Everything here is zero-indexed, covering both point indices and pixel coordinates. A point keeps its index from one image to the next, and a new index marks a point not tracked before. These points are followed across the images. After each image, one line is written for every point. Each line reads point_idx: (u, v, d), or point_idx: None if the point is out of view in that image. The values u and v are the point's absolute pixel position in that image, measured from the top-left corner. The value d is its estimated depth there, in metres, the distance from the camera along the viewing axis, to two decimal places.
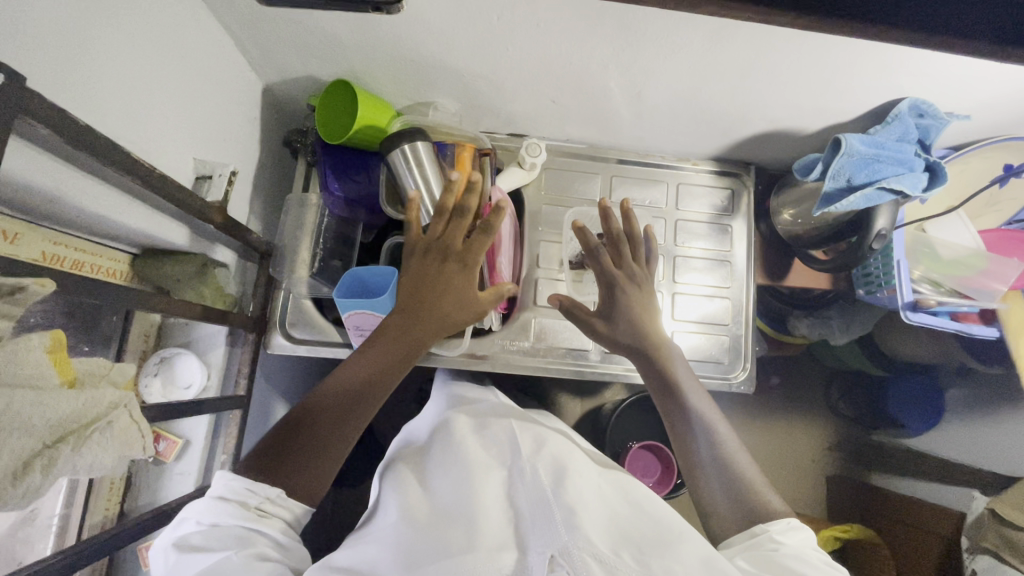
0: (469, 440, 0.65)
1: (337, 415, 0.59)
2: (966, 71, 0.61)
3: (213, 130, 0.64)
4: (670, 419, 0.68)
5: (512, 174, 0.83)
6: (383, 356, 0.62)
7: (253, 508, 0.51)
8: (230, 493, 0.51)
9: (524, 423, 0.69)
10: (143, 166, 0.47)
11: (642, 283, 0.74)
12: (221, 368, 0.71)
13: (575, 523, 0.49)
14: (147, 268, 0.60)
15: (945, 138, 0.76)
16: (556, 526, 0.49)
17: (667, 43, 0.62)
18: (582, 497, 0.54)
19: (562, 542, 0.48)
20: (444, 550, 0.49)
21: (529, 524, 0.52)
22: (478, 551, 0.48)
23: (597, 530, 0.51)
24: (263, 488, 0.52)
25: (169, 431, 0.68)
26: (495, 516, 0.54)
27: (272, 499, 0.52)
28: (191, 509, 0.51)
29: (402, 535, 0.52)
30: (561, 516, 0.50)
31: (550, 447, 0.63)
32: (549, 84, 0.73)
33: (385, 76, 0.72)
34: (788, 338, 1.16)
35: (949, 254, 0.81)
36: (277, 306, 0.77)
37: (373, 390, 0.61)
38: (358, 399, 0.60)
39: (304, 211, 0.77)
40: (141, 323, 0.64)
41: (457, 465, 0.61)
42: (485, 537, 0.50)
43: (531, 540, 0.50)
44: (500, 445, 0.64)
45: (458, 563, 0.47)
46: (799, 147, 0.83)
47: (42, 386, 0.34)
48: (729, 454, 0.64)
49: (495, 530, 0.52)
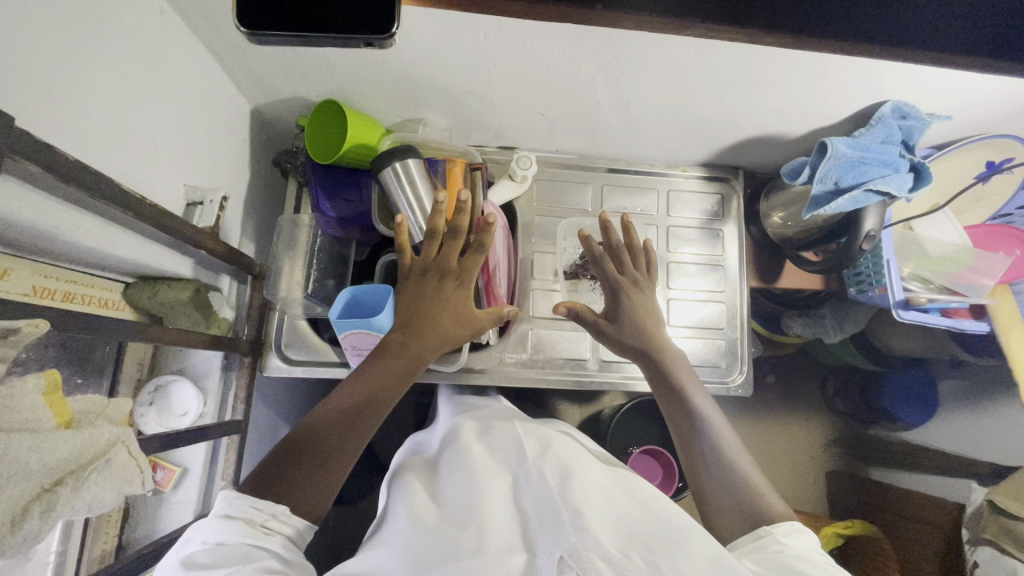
0: (474, 445, 0.65)
1: (338, 432, 0.59)
2: (948, 74, 0.63)
3: (202, 155, 0.64)
4: (674, 417, 0.68)
5: (503, 188, 0.83)
6: (384, 373, 0.62)
7: (257, 526, 0.50)
8: (235, 512, 0.51)
9: (528, 427, 0.69)
10: (134, 197, 0.47)
11: (645, 285, 0.74)
12: (217, 395, 0.70)
13: (583, 523, 0.50)
14: (141, 295, 0.59)
15: (928, 137, 0.78)
16: (563, 528, 0.49)
17: (653, 55, 0.63)
18: (589, 498, 0.54)
19: (571, 544, 0.48)
20: (452, 550, 0.49)
21: (538, 525, 0.52)
22: (487, 552, 0.48)
23: (605, 529, 0.51)
24: (268, 505, 0.51)
25: (167, 460, 0.67)
26: (503, 519, 0.53)
27: (277, 516, 0.51)
28: (194, 527, 0.50)
29: (410, 538, 0.52)
30: (569, 517, 0.50)
31: (555, 448, 0.63)
32: (537, 97, 0.73)
33: (374, 94, 0.72)
34: (782, 338, 1.16)
35: (936, 251, 0.83)
36: (272, 327, 0.77)
37: (374, 408, 0.61)
38: (358, 417, 0.60)
39: (296, 231, 0.77)
40: (135, 352, 0.63)
41: (463, 470, 0.61)
42: (493, 538, 0.50)
43: (540, 542, 0.50)
44: (505, 449, 0.64)
45: (468, 565, 0.47)
46: (786, 150, 0.84)
47: (38, 429, 0.33)
48: (729, 449, 0.65)
49: (504, 531, 0.52)
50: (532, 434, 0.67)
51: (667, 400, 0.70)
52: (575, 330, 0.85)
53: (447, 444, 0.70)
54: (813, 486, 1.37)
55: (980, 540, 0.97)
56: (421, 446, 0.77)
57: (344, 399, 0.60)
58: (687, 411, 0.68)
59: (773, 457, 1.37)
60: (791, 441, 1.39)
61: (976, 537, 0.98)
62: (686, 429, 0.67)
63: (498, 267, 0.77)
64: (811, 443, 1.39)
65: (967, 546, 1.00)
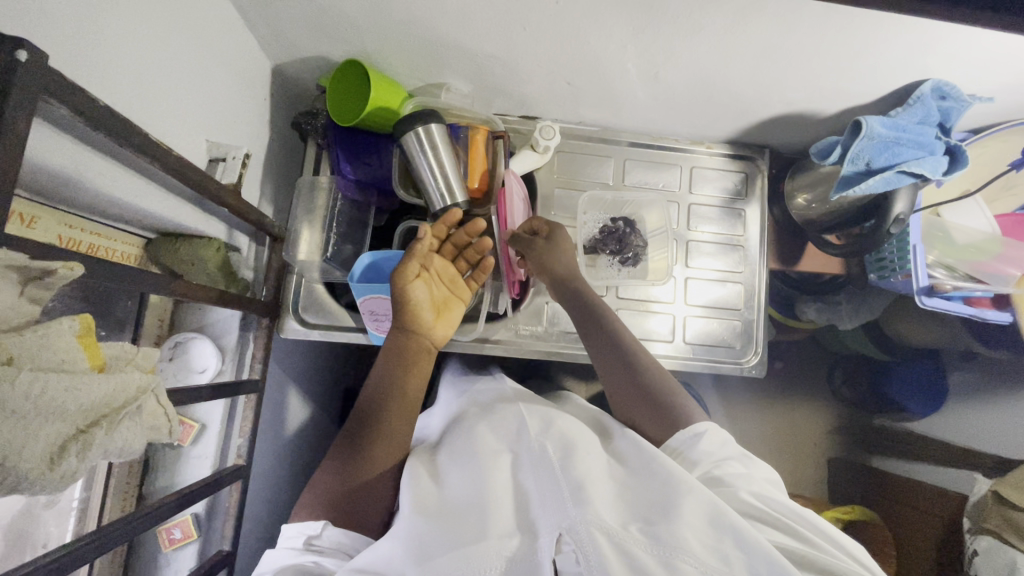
0: (478, 426, 0.64)
1: (358, 443, 0.61)
2: (997, 52, 0.60)
3: (223, 111, 0.63)
4: (620, 397, 0.67)
5: (525, 158, 0.81)
6: (397, 377, 0.64)
7: (304, 545, 0.56)
8: (287, 536, 0.57)
9: (532, 404, 0.68)
10: (162, 149, 0.46)
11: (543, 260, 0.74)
12: (235, 353, 0.70)
13: (584, 498, 0.50)
14: (162, 250, 0.60)
15: (966, 121, 0.75)
16: (563, 504, 0.50)
17: (690, 22, 0.61)
18: (592, 472, 0.54)
19: (569, 519, 0.49)
20: (451, 527, 0.51)
21: (539, 501, 0.52)
22: (487, 531, 0.50)
23: (607, 504, 0.51)
24: (309, 527, 0.57)
25: (187, 416, 0.68)
26: (506, 496, 0.54)
27: (322, 536, 0.56)
28: (266, 561, 0.57)
29: (410, 516, 0.52)
30: (570, 493, 0.51)
31: (559, 426, 0.61)
32: (566, 64, 0.71)
33: (397, 55, 0.71)
34: (796, 323, 1.15)
35: (964, 239, 0.81)
36: (290, 291, 0.77)
37: (388, 409, 0.63)
38: (378, 425, 0.62)
39: (314, 195, 0.75)
40: (155, 308, 0.65)
41: (464, 444, 0.61)
42: (498, 515, 0.52)
43: (540, 517, 0.51)
44: (507, 427, 0.63)
45: (468, 544, 0.49)
46: (818, 130, 0.82)
47: (70, 369, 0.33)
48: (664, 390, 0.66)
49: (507, 507, 0.53)
50: (535, 412, 0.65)
51: (604, 370, 0.69)
52: None
53: (454, 424, 0.70)
54: (815, 471, 1.39)
55: (980, 530, 0.97)
56: (425, 430, 0.78)
57: (361, 405, 0.64)
58: (625, 377, 0.67)
59: (775, 441, 1.39)
60: (795, 426, 1.40)
61: (977, 527, 0.98)
62: (628, 395, 0.67)
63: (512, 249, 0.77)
64: (815, 428, 1.40)
65: (967, 535, 1.01)
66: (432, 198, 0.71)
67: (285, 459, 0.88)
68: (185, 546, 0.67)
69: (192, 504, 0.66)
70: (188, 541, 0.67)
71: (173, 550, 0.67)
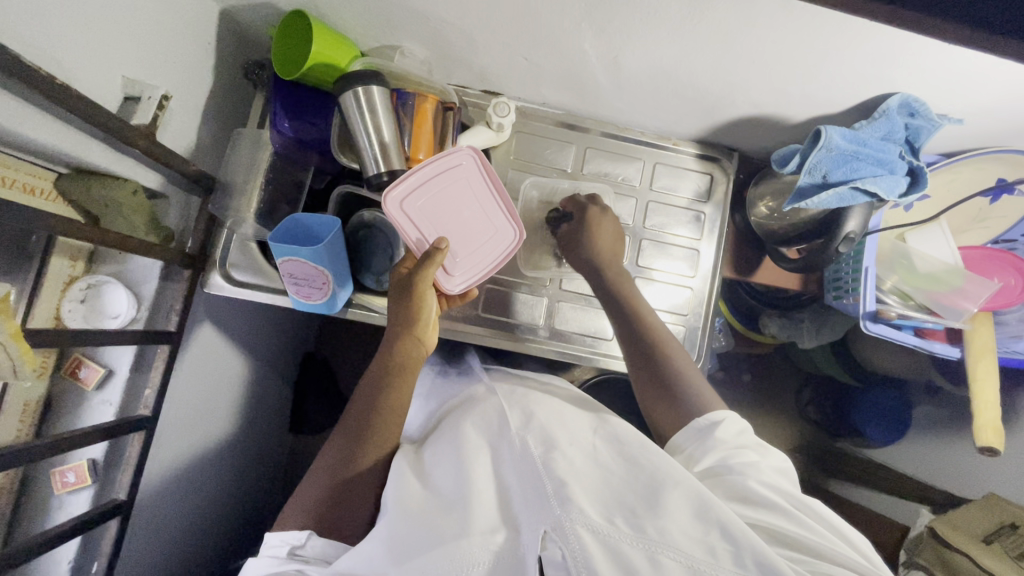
0: (462, 421, 0.63)
1: (354, 441, 0.59)
2: (964, 70, 0.57)
3: (149, 48, 0.60)
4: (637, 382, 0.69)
5: (479, 134, 0.78)
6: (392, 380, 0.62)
7: (287, 555, 0.53)
8: (269, 545, 0.55)
9: (513, 396, 0.67)
10: (36, 74, 0.44)
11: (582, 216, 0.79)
12: (152, 302, 0.68)
13: (568, 495, 0.47)
14: (74, 187, 0.56)
15: (938, 143, 0.72)
16: (548, 502, 0.47)
17: (643, 5, 0.57)
18: (575, 467, 0.52)
19: (555, 518, 0.46)
20: (435, 535, 0.48)
21: (521, 502, 0.50)
22: (472, 534, 0.47)
23: (591, 497, 0.48)
24: (292, 536, 0.54)
25: (93, 359, 0.65)
26: (484, 497, 0.52)
27: (306, 546, 0.53)
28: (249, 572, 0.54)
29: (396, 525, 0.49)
30: (552, 489, 0.48)
31: (540, 418, 0.60)
32: (522, 38, 0.68)
33: (345, 10, 0.67)
34: (758, 337, 1.13)
35: (925, 267, 0.78)
36: (219, 244, 0.75)
37: (385, 416, 0.61)
38: (374, 423, 0.60)
39: (257, 149, 0.75)
40: (68, 248, 0.60)
41: (449, 447, 0.59)
42: (478, 518, 0.49)
43: (522, 518, 0.48)
44: (487, 422, 0.62)
45: (451, 550, 0.46)
46: (786, 137, 0.78)
47: None
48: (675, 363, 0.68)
49: (488, 509, 0.50)
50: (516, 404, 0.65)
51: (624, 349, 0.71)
52: (532, 294, 0.83)
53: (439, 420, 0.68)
54: None
55: (913, 564, 0.96)
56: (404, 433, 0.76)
57: (355, 410, 0.62)
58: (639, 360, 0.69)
59: None
60: None
61: (911, 560, 0.97)
62: (644, 383, 0.68)
63: (453, 258, 0.69)
64: None
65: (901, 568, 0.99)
66: (365, 161, 0.68)
67: (213, 415, 0.87)
68: (79, 491, 0.65)
69: (90, 449, 0.65)
70: (83, 486, 0.65)
71: (66, 494, 0.64)
